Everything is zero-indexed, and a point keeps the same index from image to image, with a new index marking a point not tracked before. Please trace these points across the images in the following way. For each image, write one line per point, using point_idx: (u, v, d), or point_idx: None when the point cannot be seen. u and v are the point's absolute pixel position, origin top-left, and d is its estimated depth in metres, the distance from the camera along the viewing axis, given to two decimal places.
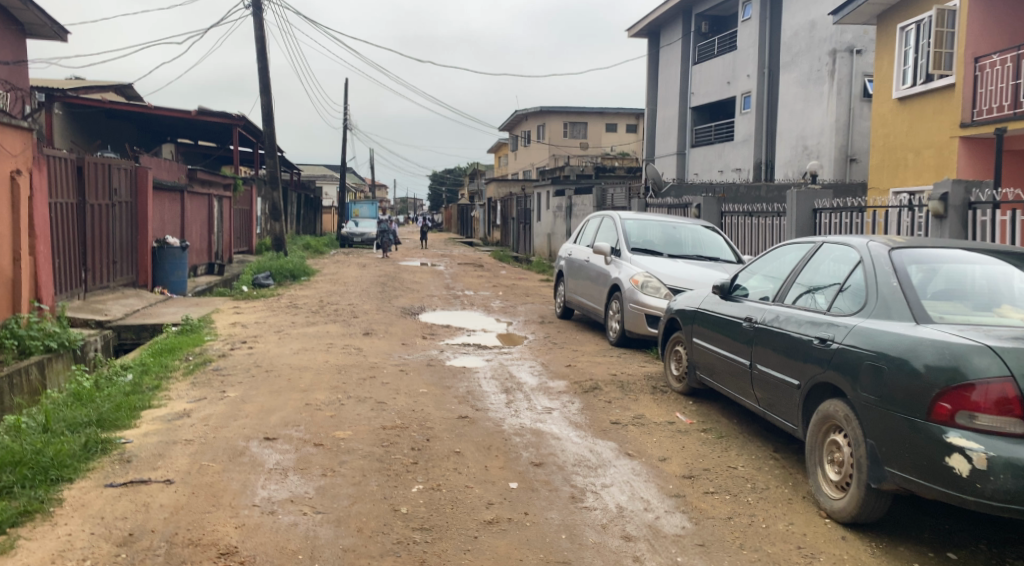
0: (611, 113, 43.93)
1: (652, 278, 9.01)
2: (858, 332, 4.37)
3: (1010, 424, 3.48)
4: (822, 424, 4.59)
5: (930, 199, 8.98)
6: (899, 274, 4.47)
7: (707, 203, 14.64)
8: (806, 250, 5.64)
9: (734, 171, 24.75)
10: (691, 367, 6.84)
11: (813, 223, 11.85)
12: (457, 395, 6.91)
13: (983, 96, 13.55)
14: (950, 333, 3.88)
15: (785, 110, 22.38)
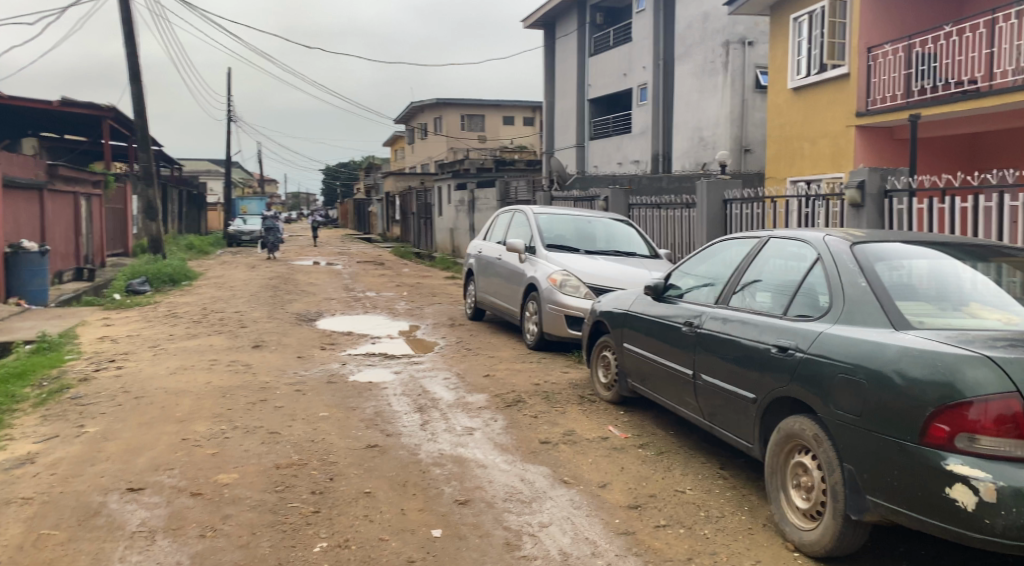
0: (508, 105, 43.41)
1: (570, 277, 8.48)
2: (825, 339, 3.85)
3: (1015, 448, 3.02)
4: (784, 443, 4.07)
5: (847, 188, 8.47)
6: (864, 272, 3.99)
7: (615, 195, 14.22)
8: (748, 246, 5.13)
9: (633, 163, 24.64)
10: (622, 375, 6.26)
11: (724, 215, 11.58)
12: (364, 419, 6.06)
13: (877, 85, 13.64)
14: (938, 341, 3.40)
15: (681, 102, 22.33)
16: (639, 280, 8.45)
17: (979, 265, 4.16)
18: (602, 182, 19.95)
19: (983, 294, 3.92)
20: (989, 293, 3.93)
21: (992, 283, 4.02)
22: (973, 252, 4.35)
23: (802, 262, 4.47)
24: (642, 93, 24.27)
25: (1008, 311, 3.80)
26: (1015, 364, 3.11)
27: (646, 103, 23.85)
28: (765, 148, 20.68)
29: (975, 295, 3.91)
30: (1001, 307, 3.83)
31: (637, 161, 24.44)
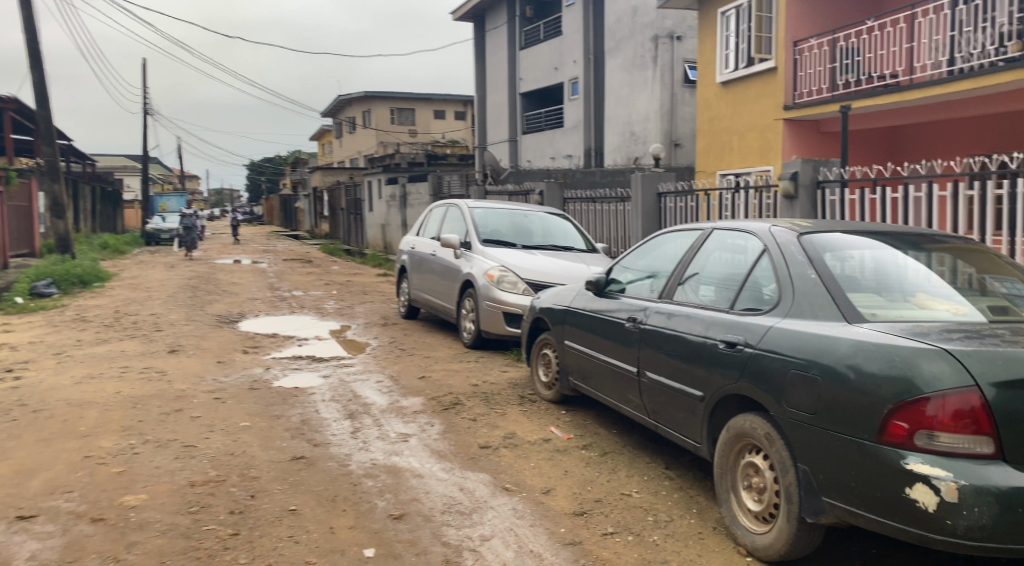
0: (438, 99, 42.86)
1: (508, 272, 8.25)
2: (776, 334, 3.68)
3: (974, 444, 2.89)
4: (734, 443, 3.90)
5: (780, 179, 8.42)
6: (813, 264, 3.83)
7: (550, 189, 14.04)
8: (691, 238, 4.95)
9: (565, 158, 24.55)
10: (563, 373, 6.04)
11: (658, 208, 11.53)
12: (290, 428, 5.67)
13: (803, 79, 13.82)
14: (894, 334, 3.26)
15: (612, 96, 22.32)
16: (577, 275, 8.28)
17: (923, 254, 4.07)
18: (536, 176, 19.78)
19: (931, 284, 3.82)
20: (936, 283, 3.83)
21: (938, 273, 3.92)
22: (915, 240, 4.27)
23: (749, 254, 4.31)
24: (574, 87, 24.23)
25: (956, 301, 3.70)
26: (972, 357, 2.99)
27: (578, 97, 23.80)
28: (695, 143, 20.84)
29: (923, 285, 3.81)
30: (948, 297, 3.73)
31: (569, 156, 24.36)
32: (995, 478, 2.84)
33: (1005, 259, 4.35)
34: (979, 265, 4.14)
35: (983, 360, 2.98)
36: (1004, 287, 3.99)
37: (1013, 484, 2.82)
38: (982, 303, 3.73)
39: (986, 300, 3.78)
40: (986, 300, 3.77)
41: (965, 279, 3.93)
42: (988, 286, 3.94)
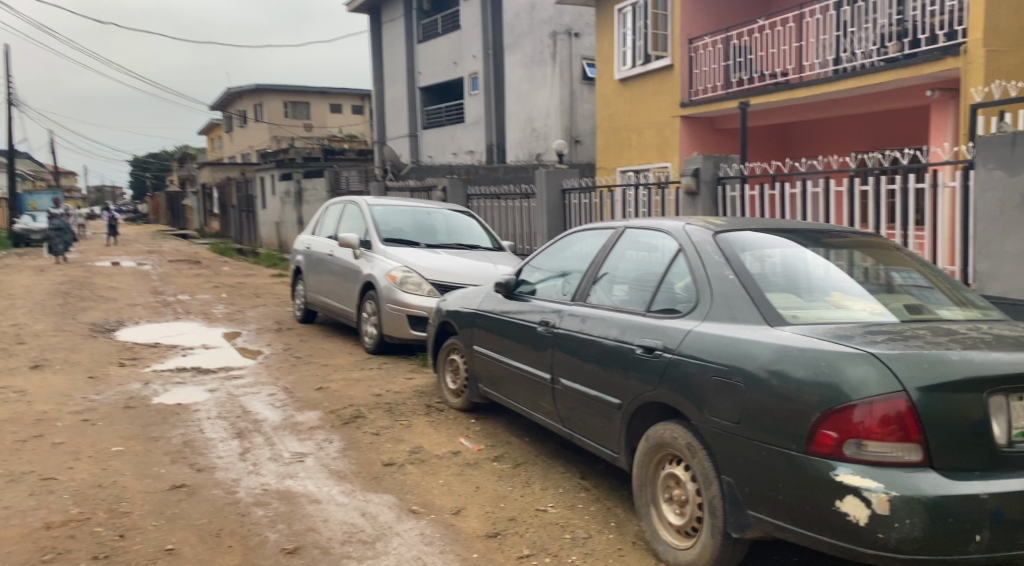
0: (334, 93, 41.62)
1: (411, 273, 7.88)
2: (696, 339, 3.49)
3: (903, 451, 2.77)
4: (654, 453, 3.69)
5: (682, 175, 8.44)
6: (731, 263, 3.66)
7: (453, 185, 13.69)
8: (603, 237, 4.74)
9: (467, 154, 24.20)
10: (472, 380, 5.74)
11: (563, 205, 11.39)
12: (170, 452, 5.11)
13: (699, 76, 14.00)
14: (817, 338, 3.11)
15: (513, 92, 22.12)
16: (483, 275, 8.01)
17: (828, 250, 3.97)
18: (438, 173, 19.36)
19: (842, 282, 3.70)
20: (845, 280, 3.72)
21: (846, 270, 3.82)
22: (817, 237, 4.19)
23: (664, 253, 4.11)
24: (473, 82, 23.92)
25: (867, 299, 3.60)
26: (898, 360, 2.86)
27: (478, 93, 23.51)
28: (595, 139, 20.91)
29: (835, 283, 3.69)
30: (858, 295, 3.63)
31: (471, 151, 24.02)
32: (925, 487, 2.72)
33: (902, 252, 4.31)
34: (878, 259, 4.08)
35: (910, 363, 2.84)
36: (907, 282, 3.93)
37: (943, 493, 2.71)
38: (891, 301, 3.64)
39: (893, 296, 3.69)
40: (894, 297, 3.68)
41: (871, 276, 3.83)
42: (892, 282, 3.86)
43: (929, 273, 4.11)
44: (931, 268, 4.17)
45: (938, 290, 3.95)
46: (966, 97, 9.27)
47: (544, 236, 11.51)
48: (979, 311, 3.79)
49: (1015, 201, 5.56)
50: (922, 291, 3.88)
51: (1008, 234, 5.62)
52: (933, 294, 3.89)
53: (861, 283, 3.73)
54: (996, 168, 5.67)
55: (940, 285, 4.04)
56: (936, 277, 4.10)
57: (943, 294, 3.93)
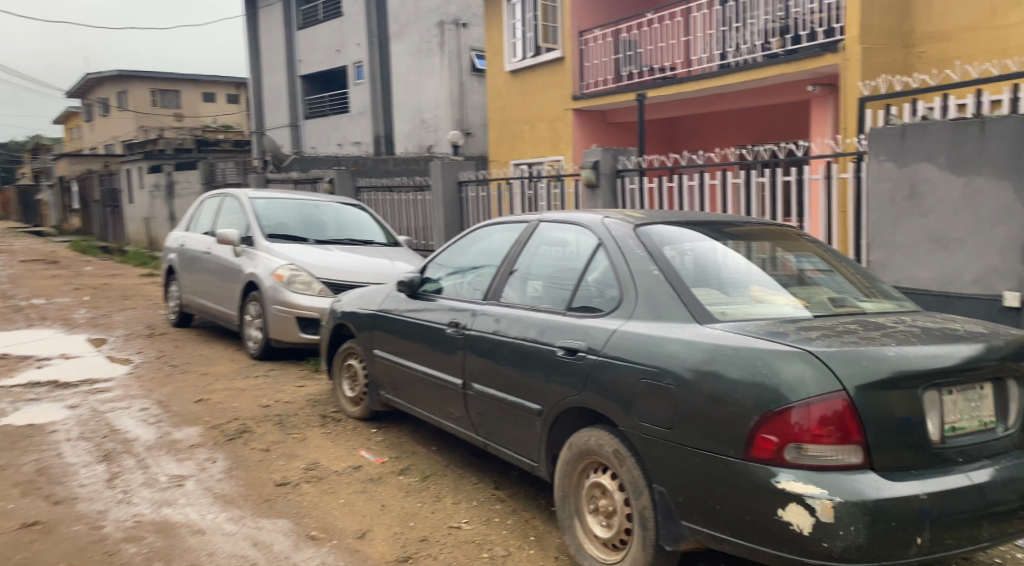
0: (207, 81, 39.39)
1: (300, 272, 7.36)
2: (622, 339, 3.26)
3: (844, 454, 2.64)
4: (577, 462, 3.46)
5: (582, 168, 8.32)
6: (655, 258, 3.46)
7: (341, 176, 13.07)
8: (515, 231, 4.46)
9: (353, 145, 23.39)
10: (372, 387, 5.40)
11: (458, 198, 11.08)
12: (21, 483, 4.43)
13: (589, 70, 14.02)
14: (752, 336, 2.94)
15: (400, 82, 21.52)
16: (378, 272, 7.58)
17: (740, 242, 3.82)
18: (324, 164, 18.55)
19: (758, 275, 3.55)
20: (760, 274, 3.57)
21: (760, 262, 3.68)
22: (731, 228, 4.07)
23: (582, 249, 3.88)
24: (358, 72, 23.12)
25: (785, 293, 3.47)
26: (837, 358, 2.72)
27: (363, 82, 22.76)
28: (486, 131, 20.64)
29: (752, 276, 3.54)
30: (775, 289, 3.49)
31: (357, 143, 23.23)
32: (867, 491, 2.60)
33: (808, 241, 4.23)
34: (786, 249, 3.97)
35: (848, 362, 2.72)
36: (817, 273, 3.83)
37: (885, 496, 2.60)
38: (807, 294, 3.52)
39: (807, 289, 3.58)
40: (808, 290, 3.57)
41: (783, 268, 3.70)
42: (804, 274, 3.75)
43: (837, 262, 4.03)
44: (837, 256, 4.10)
45: (846, 280, 3.88)
46: (845, 93, 9.62)
47: (439, 231, 11.16)
48: (888, 302, 3.73)
49: (904, 192, 5.72)
50: (832, 282, 3.79)
51: (898, 224, 5.77)
52: (842, 284, 3.81)
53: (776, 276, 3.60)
54: (886, 160, 5.81)
55: (848, 274, 3.97)
56: (843, 265, 4.03)
57: (851, 284, 3.86)
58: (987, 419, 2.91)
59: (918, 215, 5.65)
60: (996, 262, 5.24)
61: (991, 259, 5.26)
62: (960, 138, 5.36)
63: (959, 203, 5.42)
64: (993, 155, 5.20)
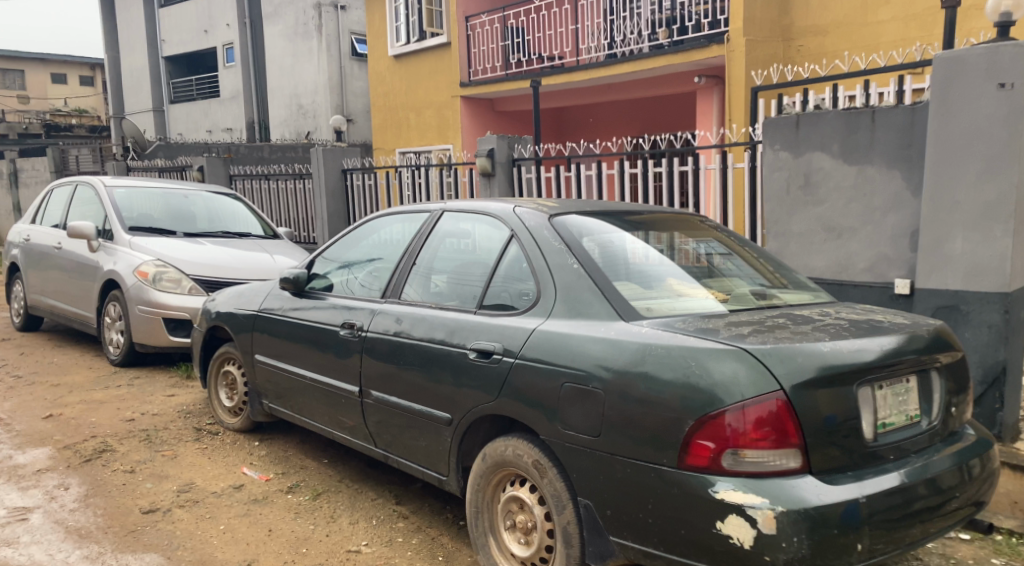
0: (57, 60, 36.15)
1: (168, 269, 6.67)
2: (543, 340, 2.98)
3: (783, 458, 2.45)
4: (492, 474, 3.16)
5: (476, 157, 8.02)
6: (573, 251, 3.19)
7: (212, 164, 12.13)
8: (416, 222, 4.10)
9: (225, 131, 22.05)
10: (253, 396, 4.90)
11: (343, 187, 10.53)
12: None
13: (476, 56, 13.65)
14: (684, 332, 2.71)
15: (274, 65, 20.39)
16: (256, 267, 6.96)
17: (649, 233, 3.59)
18: (192, 152, 17.30)
19: (674, 269, 3.33)
20: (674, 267, 3.35)
21: (674, 254, 3.46)
22: (643, 216, 3.86)
23: (493, 241, 3.57)
24: (228, 53, 21.77)
25: (702, 287, 3.26)
26: (775, 355, 2.53)
27: (235, 65, 21.45)
28: (368, 119, 19.91)
29: (667, 269, 3.31)
30: (692, 283, 3.28)
31: (230, 129, 21.89)
32: (809, 497, 2.41)
33: (712, 228, 4.05)
34: (694, 238, 3.78)
35: (786, 359, 2.53)
36: (728, 263, 3.65)
37: (826, 502, 2.42)
38: (723, 287, 3.34)
39: (721, 282, 3.39)
40: (724, 284, 3.38)
41: (694, 260, 3.50)
42: (716, 265, 3.57)
43: (744, 251, 3.88)
44: (744, 244, 3.95)
45: (757, 270, 3.72)
46: (730, 84, 9.76)
47: (322, 222, 10.54)
48: (800, 291, 3.61)
49: (799, 181, 5.74)
50: (743, 272, 3.63)
51: (793, 213, 5.79)
52: (752, 274, 3.66)
53: (689, 270, 3.39)
54: (781, 149, 5.80)
55: (758, 263, 3.82)
56: (752, 254, 3.88)
57: (763, 273, 3.71)
58: (912, 412, 2.81)
59: (812, 203, 5.69)
60: (886, 250, 5.34)
61: (883, 247, 5.36)
62: (852, 127, 5.43)
63: (852, 192, 5.49)
64: (883, 145, 5.29)
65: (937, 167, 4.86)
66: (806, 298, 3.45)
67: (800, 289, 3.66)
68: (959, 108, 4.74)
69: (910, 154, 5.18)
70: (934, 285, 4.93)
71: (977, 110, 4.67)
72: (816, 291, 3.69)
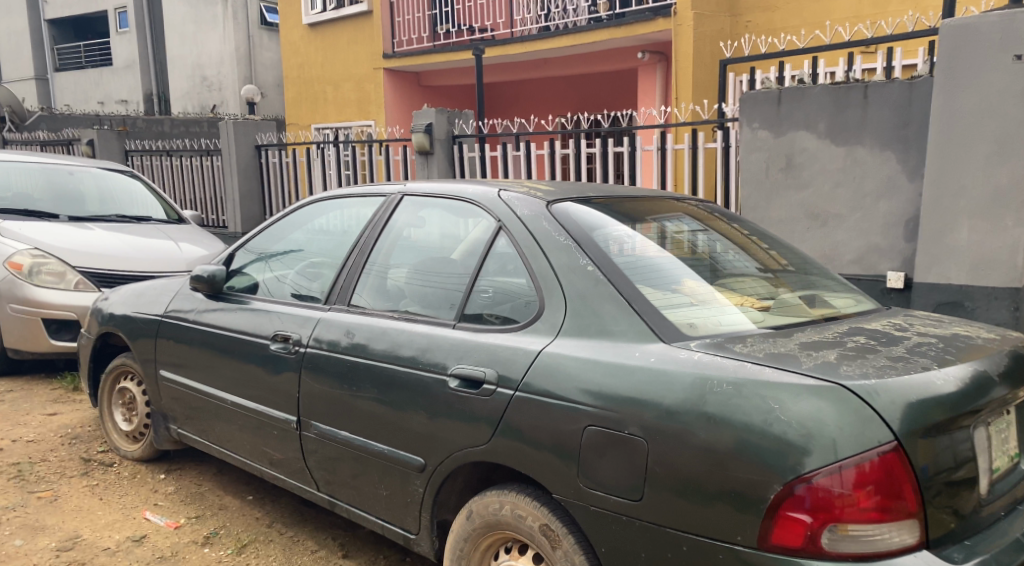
0: None
1: (48, 259, 5.59)
2: (555, 366, 2.30)
3: (898, 532, 1.85)
4: (482, 537, 2.46)
5: (412, 132, 7.19)
6: (584, 249, 2.50)
7: (104, 137, 10.76)
8: (366, 208, 3.33)
9: (119, 104, 20.17)
10: (159, 419, 4.00)
11: (257, 165, 9.49)
12: None
13: (401, 26, 12.59)
14: (750, 358, 2.06)
15: (173, 33, 18.64)
16: (158, 256, 5.95)
17: (651, 223, 2.88)
18: (81, 125, 15.62)
19: (700, 270, 2.65)
20: (694, 267, 2.65)
21: (693, 249, 2.80)
22: (645, 199, 3.19)
23: (472, 233, 2.86)
24: (121, 19, 19.90)
25: (731, 293, 2.57)
26: (882, 393, 1.92)
27: (129, 30, 19.59)
28: (279, 92, 18.53)
29: (689, 269, 2.62)
30: (718, 287, 2.59)
31: (125, 101, 20.03)
32: None
33: (691, 203, 3.36)
34: (677, 218, 3.05)
35: (898, 398, 1.92)
36: (734, 249, 2.96)
37: None
38: (751, 291, 2.66)
39: (745, 284, 2.71)
40: (751, 287, 2.70)
41: (707, 254, 2.81)
42: (726, 255, 2.88)
43: (740, 230, 3.19)
44: (740, 224, 3.28)
45: (767, 253, 3.06)
46: (676, 60, 9.19)
47: (233, 203, 9.46)
48: (825, 284, 2.98)
49: (780, 162, 5.20)
50: (751, 258, 2.95)
51: (773, 198, 5.26)
52: (762, 259, 2.99)
53: (706, 266, 2.70)
54: (761, 127, 5.24)
55: (765, 244, 3.15)
56: (754, 235, 3.20)
57: (772, 256, 3.05)
58: (1013, 451, 2.24)
59: (794, 187, 5.16)
60: (878, 239, 4.91)
61: (873, 236, 4.92)
62: (841, 104, 4.93)
63: (839, 175, 5.00)
64: (876, 123, 4.82)
65: (941, 149, 4.42)
66: (844, 301, 2.82)
67: (824, 278, 3.03)
68: (968, 84, 4.31)
69: (906, 135, 4.74)
70: (935, 279, 4.51)
71: (989, 85, 4.25)
72: (836, 281, 3.08)
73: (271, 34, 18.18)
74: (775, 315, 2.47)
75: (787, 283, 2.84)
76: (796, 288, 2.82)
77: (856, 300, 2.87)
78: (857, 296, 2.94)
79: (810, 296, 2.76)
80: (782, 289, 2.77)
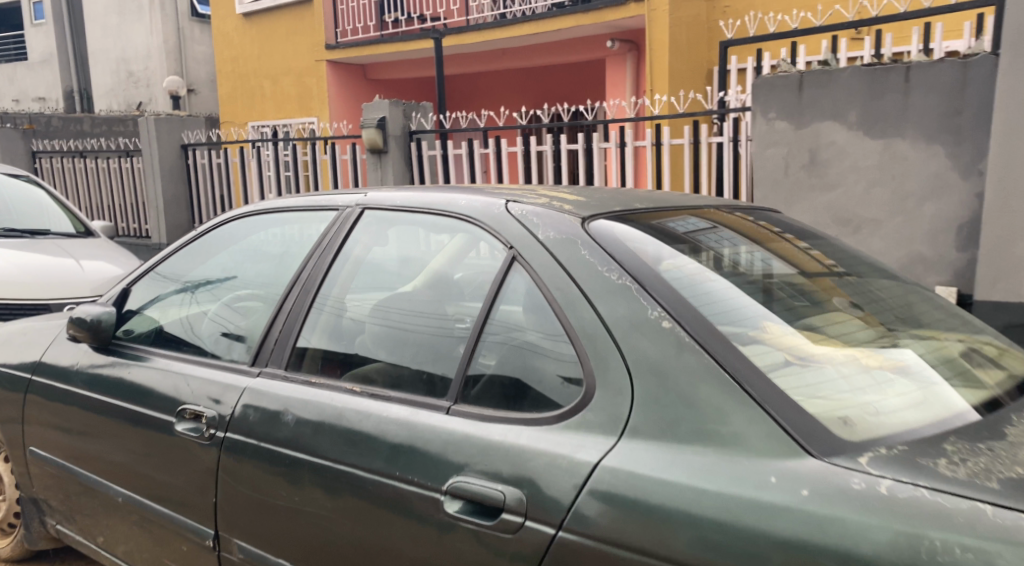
0: None
1: None
2: (626, 490, 1.43)
3: None
4: None
5: (362, 128, 6.18)
6: (650, 291, 1.63)
7: (5, 136, 9.45)
8: (306, 225, 2.40)
9: (36, 102, 18.55)
10: (31, 509, 2.98)
11: (184, 166, 8.36)
12: None
13: (344, 14, 11.50)
14: (979, 492, 1.22)
15: (94, 24, 17.12)
16: (52, 281, 4.85)
17: (720, 244, 2.01)
18: None
19: (806, 316, 1.79)
20: (793, 310, 1.80)
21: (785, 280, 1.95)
22: (694, 205, 2.32)
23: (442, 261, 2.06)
24: (37, 9, 18.28)
25: (854, 347, 1.73)
26: None
27: (46, 22, 18.05)
28: (212, 89, 17.17)
29: (788, 315, 1.77)
30: (840, 341, 1.74)
31: (42, 99, 18.47)
32: None
33: (721, 201, 2.47)
34: (730, 227, 2.19)
35: None
36: (810, 264, 2.11)
37: None
38: (872, 338, 1.81)
39: (852, 323, 1.86)
40: (849, 326, 1.83)
41: (790, 283, 1.95)
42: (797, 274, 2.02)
43: (810, 238, 2.34)
44: (811, 231, 2.44)
45: (847, 264, 2.21)
46: (650, 47, 8.36)
47: (157, 210, 8.32)
48: (936, 313, 2.11)
49: (801, 159, 4.42)
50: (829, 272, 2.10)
51: (793, 201, 4.47)
52: (802, 263, 2.10)
53: (797, 303, 1.84)
54: (778, 118, 4.46)
55: (856, 260, 2.29)
56: (837, 249, 2.36)
57: (815, 257, 2.16)
58: None
59: (820, 187, 4.38)
60: (922, 248, 4.17)
61: (917, 244, 4.18)
62: (877, 88, 4.17)
63: (875, 173, 4.24)
64: (920, 112, 4.07)
65: (1008, 142, 3.70)
66: (975, 345, 1.94)
67: (931, 303, 2.18)
68: None
69: (958, 125, 4.01)
70: (1002, 297, 3.78)
71: None
72: None
73: (203, 26, 16.73)
74: (927, 386, 1.63)
75: (847, 297, 1.98)
76: (912, 324, 1.97)
77: (989, 343, 1.98)
78: (978, 331, 2.06)
79: (929, 338, 1.90)
80: (874, 323, 1.89)
